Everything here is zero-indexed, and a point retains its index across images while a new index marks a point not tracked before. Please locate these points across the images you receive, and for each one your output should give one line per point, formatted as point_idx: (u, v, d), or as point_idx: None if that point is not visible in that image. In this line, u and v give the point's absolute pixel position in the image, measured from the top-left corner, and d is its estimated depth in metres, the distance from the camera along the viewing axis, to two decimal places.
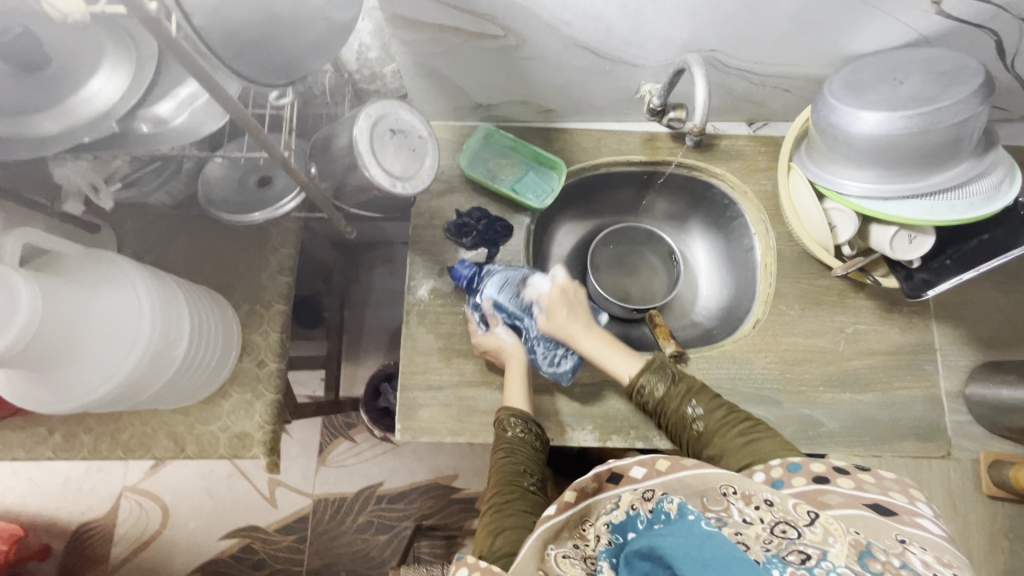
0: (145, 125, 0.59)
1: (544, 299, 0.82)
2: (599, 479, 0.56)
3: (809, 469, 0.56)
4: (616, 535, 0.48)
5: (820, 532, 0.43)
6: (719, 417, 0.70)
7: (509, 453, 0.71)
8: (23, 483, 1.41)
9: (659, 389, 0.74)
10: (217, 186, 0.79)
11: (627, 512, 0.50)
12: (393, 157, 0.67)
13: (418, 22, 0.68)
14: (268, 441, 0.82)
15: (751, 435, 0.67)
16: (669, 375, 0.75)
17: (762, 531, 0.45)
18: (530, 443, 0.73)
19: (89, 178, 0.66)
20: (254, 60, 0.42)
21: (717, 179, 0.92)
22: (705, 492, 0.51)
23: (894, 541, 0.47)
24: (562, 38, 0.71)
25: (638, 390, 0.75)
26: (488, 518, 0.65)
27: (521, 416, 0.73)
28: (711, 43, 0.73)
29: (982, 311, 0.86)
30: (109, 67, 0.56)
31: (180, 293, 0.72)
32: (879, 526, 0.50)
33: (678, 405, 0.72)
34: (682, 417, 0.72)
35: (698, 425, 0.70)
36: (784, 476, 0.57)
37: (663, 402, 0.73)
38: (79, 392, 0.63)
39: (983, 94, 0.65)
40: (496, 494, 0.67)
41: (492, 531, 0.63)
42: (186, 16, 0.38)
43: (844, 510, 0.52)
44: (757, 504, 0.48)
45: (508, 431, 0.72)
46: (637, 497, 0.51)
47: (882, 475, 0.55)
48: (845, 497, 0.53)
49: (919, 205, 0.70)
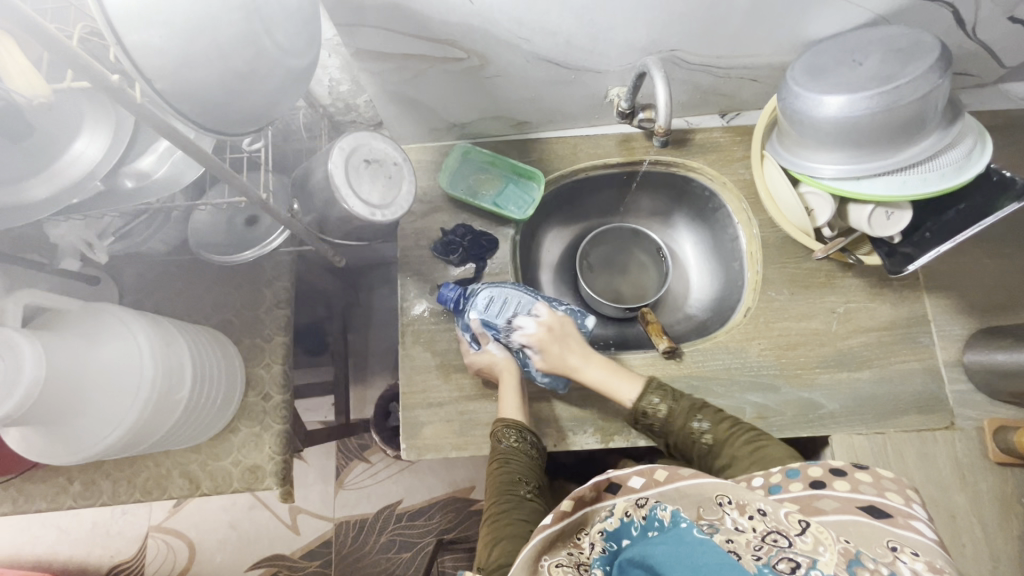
0: (129, 180, 0.62)
1: (533, 339, 0.82)
2: (597, 488, 0.56)
3: (807, 474, 0.54)
4: (610, 542, 0.50)
5: (811, 541, 0.44)
6: (726, 427, 0.73)
7: (505, 464, 0.72)
8: (53, 531, 1.44)
9: (662, 405, 0.76)
10: (207, 229, 0.82)
11: (621, 519, 0.52)
12: (369, 185, 0.69)
13: (383, 54, 0.70)
14: (279, 471, 0.84)
15: (758, 441, 0.69)
16: (669, 394, 0.77)
17: (753, 539, 0.45)
18: (526, 450, 0.74)
19: (84, 235, 0.70)
20: (218, 113, 0.44)
21: (695, 173, 0.93)
22: (702, 502, 0.51)
23: (885, 549, 0.45)
24: (523, 53, 0.73)
25: (641, 415, 0.76)
26: (487, 529, 0.66)
27: (514, 424, 0.75)
28: (671, 43, 0.75)
29: (973, 277, 0.86)
30: (90, 130, 0.58)
31: (180, 336, 0.75)
32: (872, 531, 0.47)
33: (684, 421, 0.74)
34: (688, 432, 0.74)
35: (708, 438, 0.72)
36: (782, 482, 0.54)
37: (668, 420, 0.75)
38: (90, 442, 0.65)
39: (941, 68, 0.66)
40: (494, 504, 0.69)
41: (489, 542, 0.64)
42: (148, 81, 0.40)
43: (838, 516, 0.49)
44: (751, 513, 0.48)
45: (502, 441, 0.74)
46: (632, 504, 0.53)
47: (880, 475, 0.53)
48: (840, 501, 0.50)
49: (891, 181, 0.71)
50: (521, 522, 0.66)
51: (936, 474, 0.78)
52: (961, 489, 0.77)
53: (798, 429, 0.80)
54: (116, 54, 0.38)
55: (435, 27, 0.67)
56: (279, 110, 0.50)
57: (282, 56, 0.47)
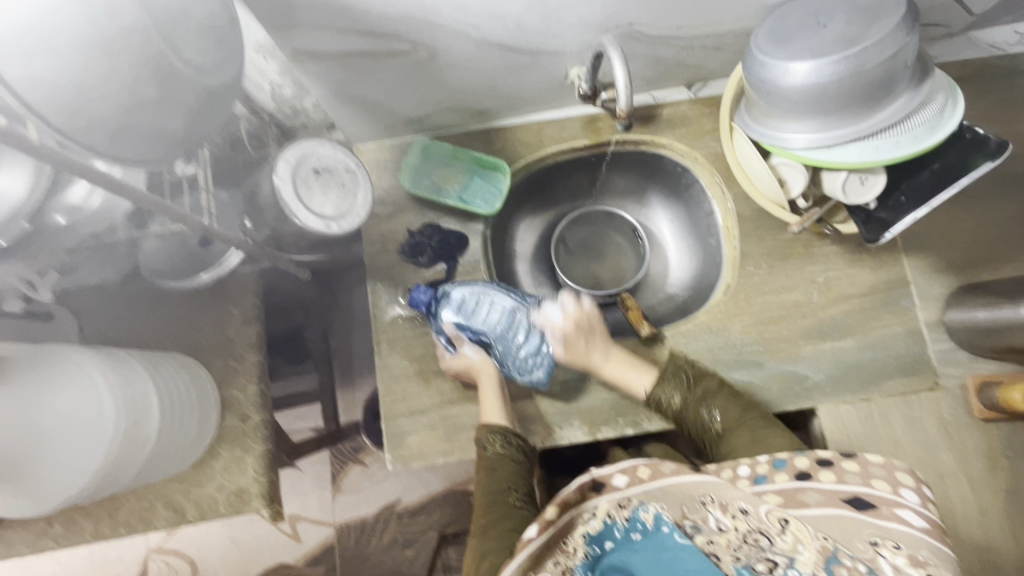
0: (60, 216, 0.57)
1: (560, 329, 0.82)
2: (582, 489, 0.55)
3: (794, 465, 0.52)
4: (593, 546, 0.52)
5: (790, 541, 0.47)
6: (735, 413, 0.73)
7: (492, 472, 0.72)
8: (50, 563, 1.42)
9: (675, 395, 0.77)
10: (161, 253, 0.78)
11: (605, 521, 0.53)
12: (321, 196, 0.65)
13: (322, 54, 0.65)
14: (265, 493, 0.82)
15: (762, 433, 0.70)
16: (684, 381, 0.78)
17: (734, 539, 0.49)
18: (512, 455, 0.73)
19: (22, 275, 0.65)
20: (133, 145, 0.40)
21: (665, 149, 0.90)
22: (686, 500, 0.52)
23: (865, 545, 0.46)
24: (473, 41, 0.69)
25: (655, 403, 0.77)
26: (477, 542, 0.65)
27: (498, 428, 0.73)
28: (628, 17, 0.71)
29: (951, 234, 0.85)
30: (5, 166, 0.53)
31: (142, 369, 0.71)
32: (853, 526, 0.47)
33: (696, 412, 0.76)
34: (700, 421, 0.76)
35: (718, 425, 0.74)
36: (768, 472, 0.52)
37: (682, 408, 0.77)
38: (56, 491, 0.62)
39: (908, 25, 0.63)
40: (483, 515, 0.68)
41: (479, 555, 0.63)
42: (43, 118, 0.36)
43: (821, 511, 0.48)
44: (732, 512, 0.50)
45: (488, 449, 0.73)
46: (615, 504, 0.53)
47: (868, 461, 0.51)
48: (824, 496, 0.49)
49: (863, 146, 0.69)
50: (511, 532, 0.65)
51: (923, 435, 0.78)
52: (948, 448, 0.78)
53: (785, 404, 0.80)
54: (1, 92, 0.34)
55: (376, 21, 0.62)
56: (205, 132, 0.46)
57: (196, 75, 0.43)
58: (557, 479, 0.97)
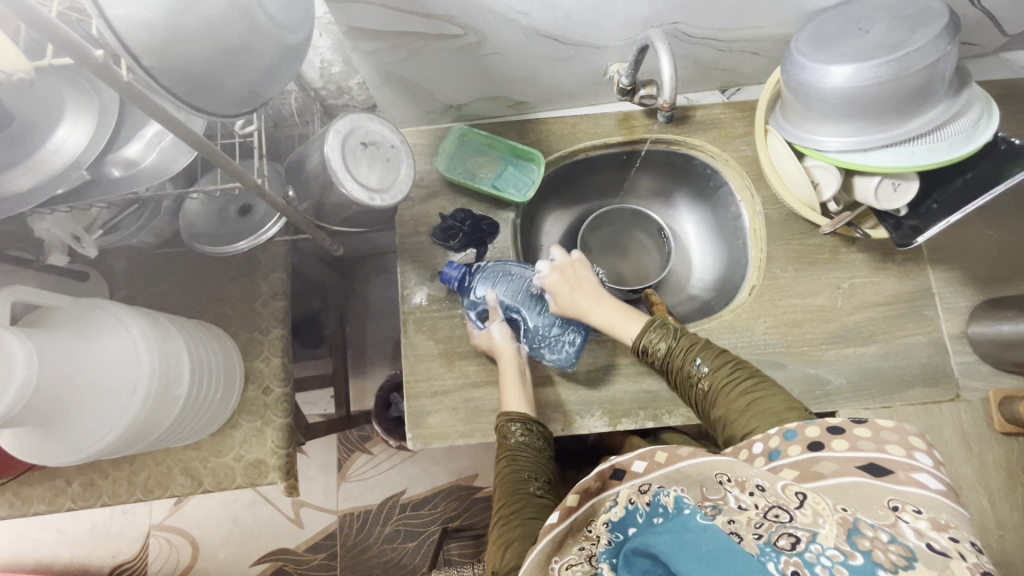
0: (116, 168, 0.59)
1: (546, 282, 0.83)
2: (602, 477, 0.58)
3: (804, 435, 0.54)
4: (616, 533, 0.50)
5: (810, 514, 0.44)
6: (725, 374, 0.69)
7: (513, 461, 0.72)
8: (51, 534, 1.42)
9: (660, 342, 0.75)
10: (199, 220, 0.79)
11: (626, 508, 0.53)
12: (367, 169, 0.67)
13: (376, 32, 0.67)
14: (283, 466, 0.82)
15: (757, 392, 0.66)
16: (671, 330, 0.75)
17: (755, 516, 0.45)
18: (531, 444, 0.74)
19: (70, 229, 0.68)
20: (210, 95, 0.42)
21: (696, 151, 0.92)
22: (704, 482, 0.51)
23: (886, 510, 0.46)
24: (522, 29, 0.71)
25: (642, 350, 0.76)
26: (497, 532, 0.65)
27: (519, 417, 0.74)
28: (673, 15, 0.72)
29: (978, 248, 0.85)
30: (72, 117, 0.55)
31: (176, 330, 0.72)
32: (871, 492, 0.47)
33: (682, 362, 0.73)
34: (687, 376, 0.72)
35: (704, 384, 0.70)
36: (781, 445, 0.55)
37: (668, 357, 0.74)
38: (89, 441, 0.63)
39: (949, 34, 0.64)
40: (503, 506, 0.68)
41: (501, 544, 0.63)
42: (134, 58, 0.38)
43: (837, 479, 0.49)
44: (751, 490, 0.48)
45: (509, 438, 0.73)
46: (635, 491, 0.54)
47: (880, 427, 0.53)
48: (839, 463, 0.50)
49: (898, 152, 0.70)
50: (529, 519, 0.65)
51: (942, 445, 0.78)
52: (967, 459, 0.78)
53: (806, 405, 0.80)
54: (101, 30, 0.36)
55: (431, 2, 0.64)
56: (273, 91, 0.48)
57: (275, 30, 0.44)
58: (570, 471, 0.97)
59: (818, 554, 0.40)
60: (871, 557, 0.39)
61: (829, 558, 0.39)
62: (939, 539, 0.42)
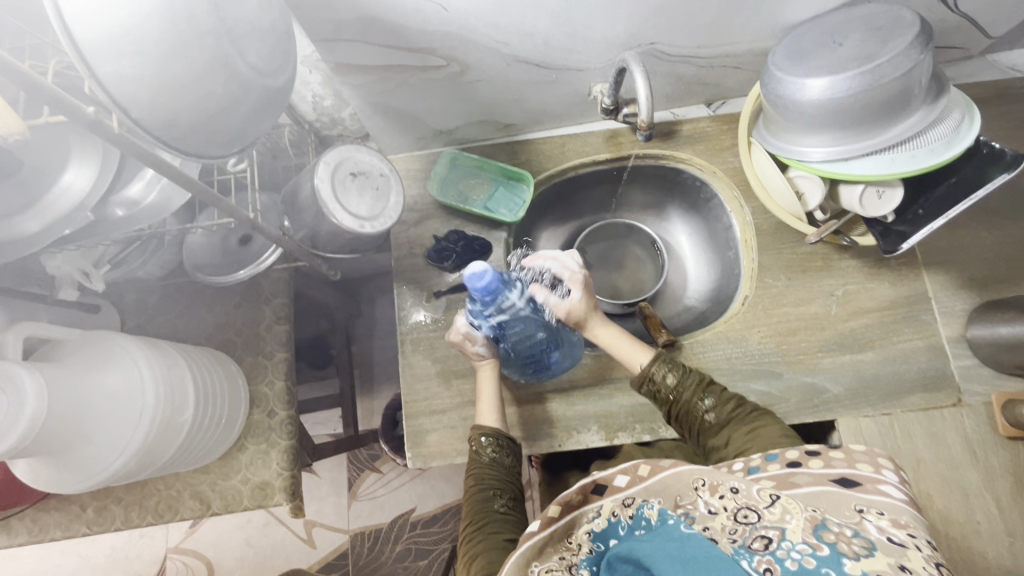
0: (120, 208, 0.63)
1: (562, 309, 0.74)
2: (584, 491, 0.58)
3: (785, 456, 0.55)
4: (597, 543, 0.52)
5: (778, 512, 0.45)
6: (730, 408, 0.70)
7: (480, 477, 0.72)
8: (72, 559, 1.45)
9: (669, 378, 0.73)
10: (201, 251, 0.83)
11: (608, 519, 0.54)
12: (357, 198, 0.69)
13: (363, 67, 0.70)
14: (287, 487, 0.84)
15: (756, 422, 0.67)
16: (680, 366, 0.74)
17: (727, 521, 0.46)
18: (501, 460, 0.74)
19: (79, 265, 0.73)
20: (197, 140, 0.46)
21: (684, 164, 0.93)
22: (682, 491, 0.52)
23: (852, 511, 0.47)
24: (503, 56, 0.73)
25: (649, 380, 0.73)
26: (463, 550, 0.65)
27: (491, 432, 0.75)
28: (650, 36, 0.74)
29: (972, 251, 0.85)
30: (77, 163, 0.59)
31: (181, 358, 0.75)
32: (840, 498, 0.48)
33: (690, 396, 0.71)
34: (694, 407, 0.71)
35: (710, 416, 0.70)
36: (761, 464, 0.55)
37: (675, 392, 0.72)
38: (96, 469, 0.66)
39: (922, 43, 0.65)
40: (469, 523, 0.68)
41: (468, 560, 0.63)
42: (125, 111, 0.41)
43: (811, 488, 0.50)
44: (723, 493, 0.49)
45: (480, 454, 0.74)
46: (618, 503, 0.54)
47: (851, 449, 0.53)
48: (813, 476, 0.51)
49: (879, 160, 0.71)
50: (490, 533, 0.66)
51: (946, 452, 0.76)
52: (972, 465, 0.76)
53: (803, 415, 0.80)
54: (92, 88, 0.39)
55: (414, 37, 0.67)
56: (257, 130, 0.51)
57: (257, 76, 0.48)
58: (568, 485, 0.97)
59: (789, 549, 0.41)
60: (836, 547, 0.40)
61: (798, 551, 0.40)
62: (898, 533, 0.43)
